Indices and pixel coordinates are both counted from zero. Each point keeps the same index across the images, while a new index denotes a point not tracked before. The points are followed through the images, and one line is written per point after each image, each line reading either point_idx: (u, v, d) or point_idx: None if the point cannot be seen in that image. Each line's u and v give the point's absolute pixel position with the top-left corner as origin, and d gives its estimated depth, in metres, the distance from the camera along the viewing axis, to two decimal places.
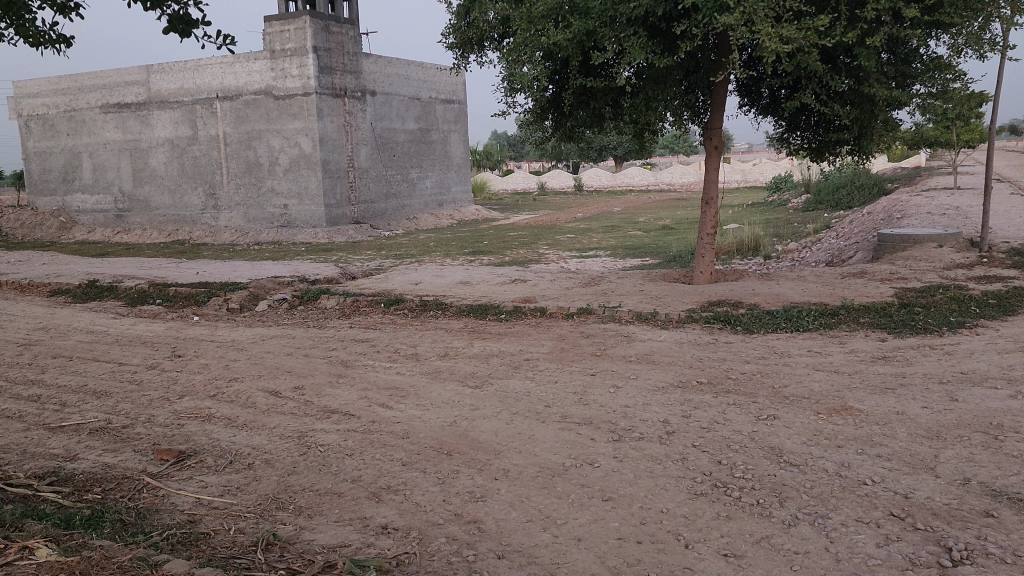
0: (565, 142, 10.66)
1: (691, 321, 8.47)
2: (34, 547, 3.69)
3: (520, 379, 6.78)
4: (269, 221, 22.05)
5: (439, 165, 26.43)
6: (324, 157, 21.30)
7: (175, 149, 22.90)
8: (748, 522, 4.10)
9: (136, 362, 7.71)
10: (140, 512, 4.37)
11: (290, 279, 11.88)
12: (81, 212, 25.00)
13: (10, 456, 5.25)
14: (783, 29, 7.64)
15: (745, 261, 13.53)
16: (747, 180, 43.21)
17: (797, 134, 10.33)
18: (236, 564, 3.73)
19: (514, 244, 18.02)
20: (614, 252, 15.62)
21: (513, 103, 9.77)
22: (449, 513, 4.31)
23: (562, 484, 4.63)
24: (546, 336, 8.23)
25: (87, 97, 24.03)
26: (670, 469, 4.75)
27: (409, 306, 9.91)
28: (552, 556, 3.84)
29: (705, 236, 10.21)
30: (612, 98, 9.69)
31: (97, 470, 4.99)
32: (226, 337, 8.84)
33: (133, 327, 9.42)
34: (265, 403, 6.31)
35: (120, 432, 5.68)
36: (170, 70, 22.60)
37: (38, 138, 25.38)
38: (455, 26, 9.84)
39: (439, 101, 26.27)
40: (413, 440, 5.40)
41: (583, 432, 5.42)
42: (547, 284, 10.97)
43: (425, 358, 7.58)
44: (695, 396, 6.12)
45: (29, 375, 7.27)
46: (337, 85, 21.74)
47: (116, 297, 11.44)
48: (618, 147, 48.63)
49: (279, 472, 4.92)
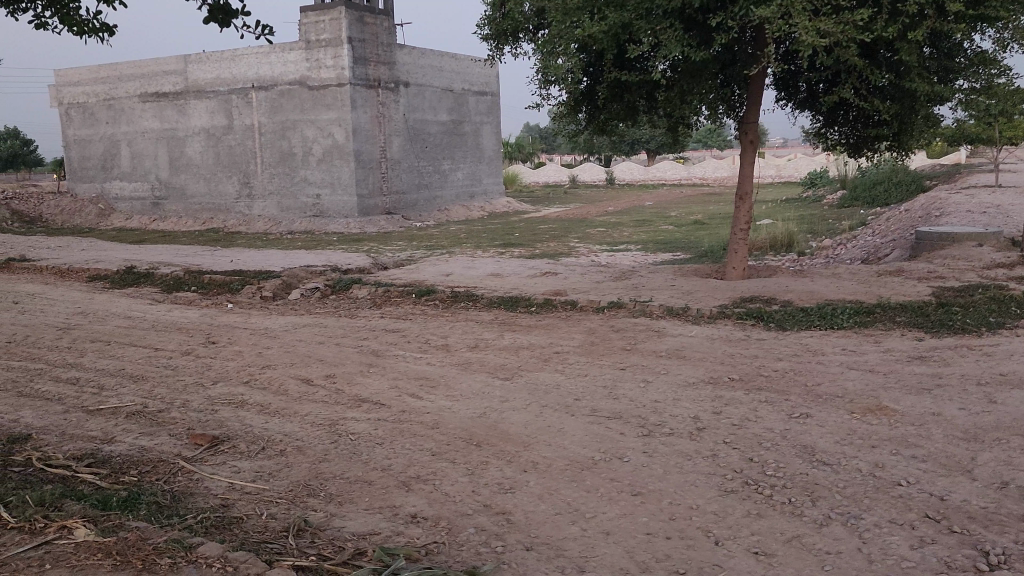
0: (598, 136, 10.52)
1: (723, 317, 8.40)
2: (74, 526, 3.77)
3: (550, 371, 6.78)
4: (302, 211, 22.19)
5: (471, 157, 26.44)
6: (357, 147, 21.43)
7: (211, 138, 23.18)
8: (779, 521, 4.06)
9: (172, 348, 7.83)
10: (175, 495, 4.45)
11: (322, 268, 11.94)
12: (119, 199, 25.32)
13: (49, 437, 5.35)
14: (822, 22, 7.56)
15: (779, 258, 13.38)
16: (781, 176, 42.68)
17: (834, 130, 10.13)
18: (268, 550, 3.79)
19: (545, 237, 17.95)
20: (645, 246, 15.53)
21: (547, 95, 9.68)
22: (478, 504, 4.33)
23: (591, 477, 4.62)
24: (577, 329, 8.21)
25: (127, 86, 24.44)
26: (701, 466, 4.72)
27: (439, 297, 9.93)
28: (581, 549, 3.84)
29: (738, 232, 10.08)
30: (647, 92, 9.60)
31: (134, 453, 5.08)
32: (258, 324, 8.95)
33: (169, 314, 9.57)
34: (298, 390, 6.37)
35: (155, 416, 5.78)
36: (207, 60, 22.90)
37: (78, 126, 25.82)
38: (490, 17, 9.74)
39: (472, 93, 26.32)
40: (443, 431, 5.42)
41: (613, 426, 5.41)
42: (578, 277, 10.92)
43: (455, 349, 7.60)
44: (727, 392, 6.07)
45: (68, 359, 7.41)
46: (371, 76, 21.83)
47: (152, 283, 11.59)
48: (651, 142, 48.30)
49: (311, 459, 4.97)
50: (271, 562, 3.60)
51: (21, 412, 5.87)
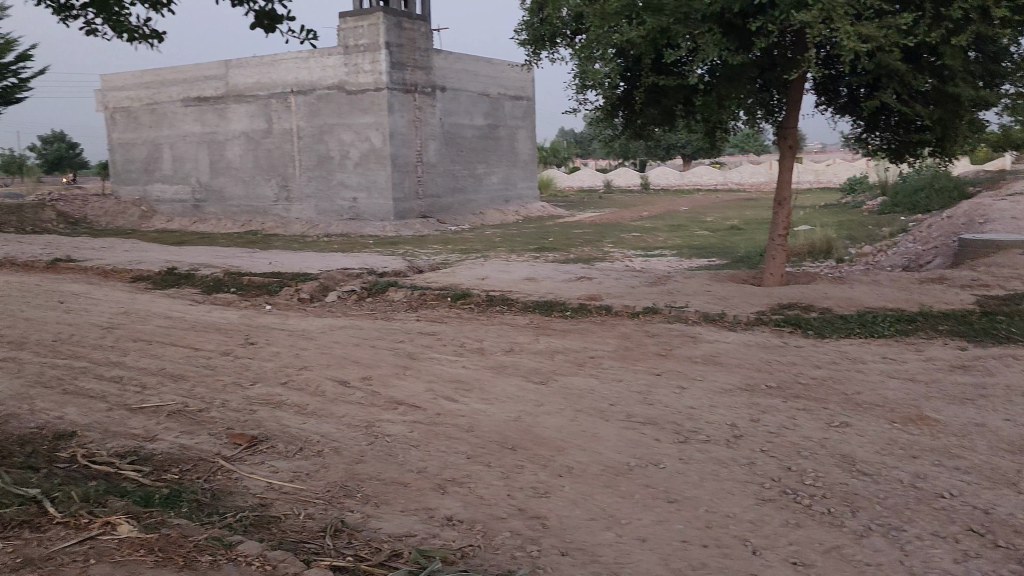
0: (635, 141, 10.44)
1: (761, 323, 8.32)
2: (117, 523, 3.85)
3: (584, 376, 6.76)
4: (338, 214, 22.39)
5: (506, 161, 26.47)
6: (393, 151, 21.60)
7: (251, 141, 23.53)
8: (817, 531, 4.01)
9: (211, 348, 7.95)
10: (215, 493, 4.52)
11: (358, 271, 12.03)
12: (161, 202, 25.76)
13: (93, 434, 5.47)
14: (863, 26, 7.49)
15: (817, 264, 13.22)
16: (820, 181, 42.14)
17: (876, 135, 9.94)
18: (306, 549, 3.83)
19: (580, 241, 17.92)
20: (681, 251, 15.42)
21: (583, 100, 9.68)
22: (513, 508, 4.33)
23: (626, 483, 4.60)
24: (611, 334, 8.18)
25: (170, 91, 24.96)
26: (737, 474, 4.68)
27: (475, 300, 9.97)
28: (615, 555, 3.83)
29: (776, 238, 9.98)
30: (684, 96, 9.52)
31: (175, 451, 5.16)
32: (295, 326, 9.05)
33: (208, 314, 9.72)
34: (334, 392, 6.44)
35: (195, 416, 5.87)
36: (248, 65, 23.30)
37: (122, 130, 26.38)
38: (528, 23, 9.76)
39: (508, 98, 26.40)
40: (478, 434, 5.44)
41: (647, 432, 5.38)
42: (613, 282, 10.88)
43: (490, 353, 7.62)
44: (763, 400, 6.01)
45: (111, 358, 7.57)
46: (408, 80, 21.99)
47: (192, 284, 11.78)
48: (687, 146, 47.97)
49: (347, 460, 5.02)
50: (308, 562, 3.65)
51: (67, 408, 6.01)
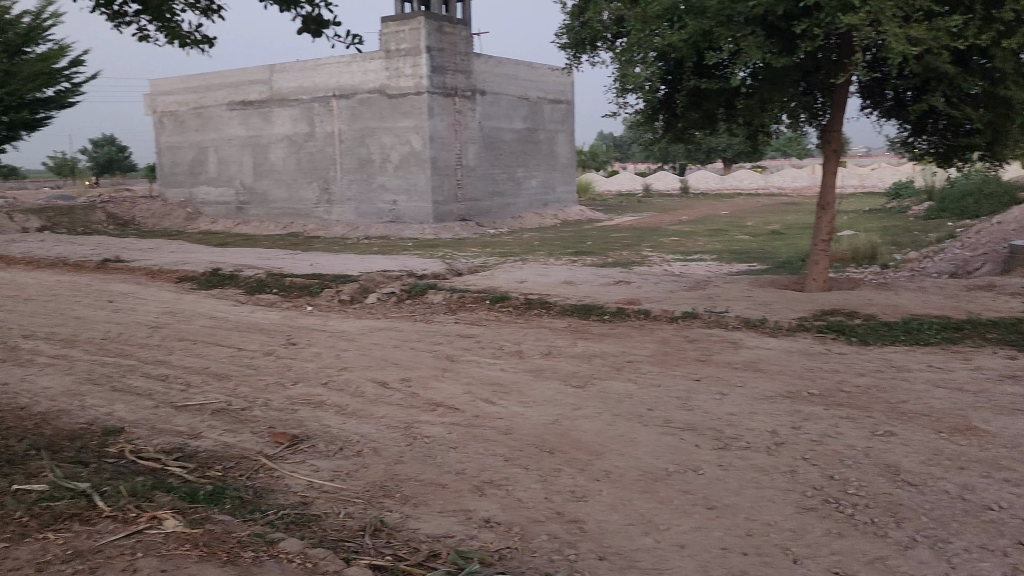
0: (675, 145, 10.35)
1: (803, 330, 8.21)
2: (163, 517, 3.94)
3: (622, 381, 6.74)
4: (378, 217, 22.59)
5: (545, 164, 26.46)
6: (433, 155, 21.74)
7: (294, 145, 23.87)
8: (861, 541, 3.94)
9: (254, 348, 8.08)
10: (257, 491, 4.60)
11: (398, 273, 12.14)
12: (205, 204, 26.22)
13: (140, 430, 5.59)
14: (912, 29, 7.43)
15: (861, 270, 13.00)
16: (864, 185, 41.43)
17: (923, 139, 9.75)
18: (345, 547, 3.88)
19: (618, 245, 17.85)
20: (720, 256, 15.28)
21: (623, 104, 9.64)
22: (551, 511, 4.33)
23: (665, 489, 4.58)
24: (650, 339, 8.14)
25: (216, 95, 25.44)
26: (778, 482, 4.62)
27: (513, 303, 10.00)
28: (654, 561, 3.81)
29: (819, 243, 9.84)
30: (726, 99, 9.43)
31: (219, 448, 5.26)
32: (336, 327, 9.17)
33: (251, 315, 9.89)
34: (374, 393, 6.51)
35: (238, 414, 5.98)
36: (292, 70, 23.67)
37: (169, 133, 26.94)
38: (568, 26, 9.75)
39: (548, 102, 26.43)
40: (515, 436, 5.46)
41: (686, 438, 5.34)
42: (652, 286, 10.82)
43: (528, 356, 7.63)
44: (805, 407, 5.93)
45: (157, 356, 7.74)
46: (448, 84, 22.11)
47: (236, 285, 11.99)
48: (727, 151, 47.50)
49: (386, 461, 5.06)
50: (348, 560, 3.69)
51: (115, 405, 6.15)
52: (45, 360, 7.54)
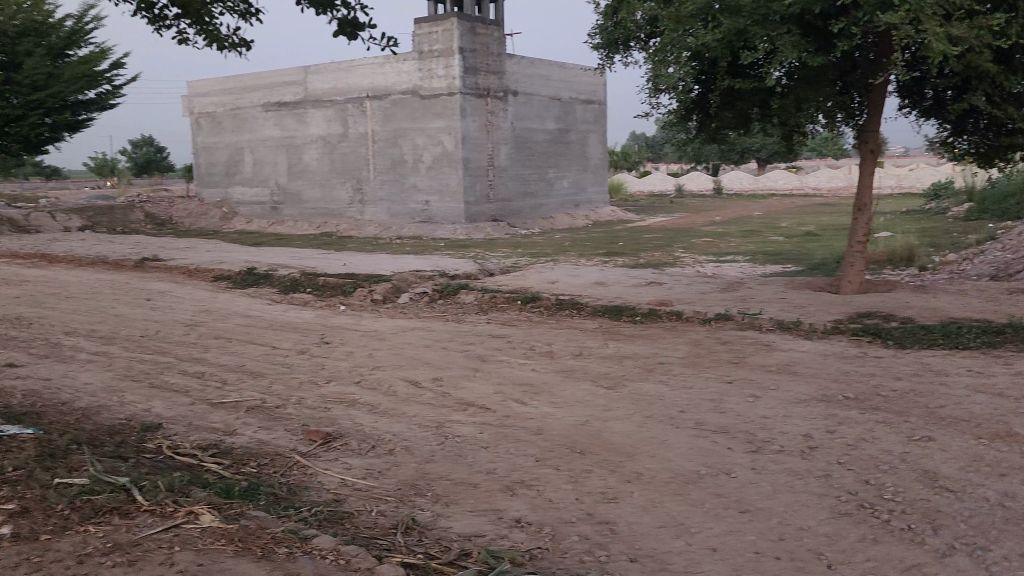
0: (709, 145, 10.26)
1: (838, 333, 8.10)
2: (200, 512, 4.01)
3: (653, 382, 6.71)
4: (411, 217, 22.72)
5: (577, 165, 26.41)
6: (465, 155, 21.81)
7: (327, 145, 24.10)
8: (897, 547, 3.88)
9: (288, 346, 8.18)
10: (291, 488, 4.65)
11: (430, 273, 12.19)
12: (241, 204, 26.55)
13: (177, 427, 5.69)
14: (952, 27, 7.33)
15: (898, 272, 12.80)
16: (902, 186, 40.73)
17: (963, 139, 9.57)
18: (377, 545, 3.91)
19: (650, 246, 17.75)
20: (754, 258, 15.13)
21: (656, 104, 9.58)
22: (582, 512, 4.33)
23: (696, 492, 4.55)
24: (682, 341, 8.09)
25: (252, 97, 25.77)
26: (812, 486, 4.57)
27: (545, 304, 10.00)
28: (685, 564, 3.79)
29: (855, 244, 9.69)
30: (760, 99, 9.33)
31: (254, 445, 5.34)
32: (369, 326, 9.25)
33: (285, 313, 10.01)
34: (406, 392, 6.55)
35: (273, 412, 6.05)
36: (326, 71, 23.89)
37: (206, 134, 27.34)
38: (601, 26, 9.73)
39: (580, 102, 26.39)
40: (546, 437, 5.46)
41: (719, 441, 5.30)
42: (684, 288, 10.76)
43: (559, 356, 7.63)
44: (840, 411, 5.85)
45: (194, 354, 7.87)
46: (481, 85, 22.16)
47: (271, 284, 12.14)
48: (762, 151, 47.02)
49: (418, 460, 5.09)
50: (380, 558, 3.72)
51: (153, 402, 6.26)
52: (86, 357, 7.70)
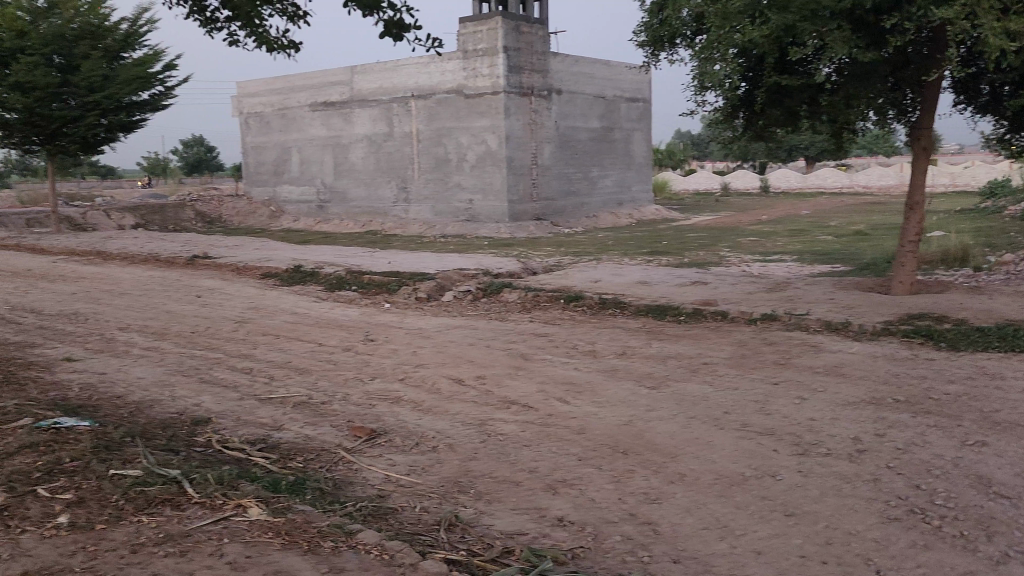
0: (755, 143, 10.11)
1: (888, 334, 7.94)
2: (248, 505, 4.09)
3: (698, 383, 6.64)
4: (455, 215, 22.84)
5: (621, 163, 26.27)
6: (509, 154, 21.82)
7: (373, 145, 24.34)
8: (948, 554, 3.80)
9: (334, 343, 8.29)
10: (336, 483, 4.72)
11: (473, 272, 12.24)
12: (288, 202, 26.95)
13: (226, 421, 5.81)
14: (1010, 22, 7.11)
15: (951, 273, 12.48)
16: (956, 184, 39.65)
17: (1021, 135, 9.29)
18: (420, 541, 3.94)
19: (695, 245, 17.57)
20: (802, 257, 14.88)
21: (702, 102, 9.46)
22: (624, 512, 4.31)
23: (741, 493, 4.50)
24: (727, 341, 8.00)
25: (299, 97, 26.16)
26: (860, 490, 4.49)
27: (588, 303, 9.97)
28: (730, 566, 3.76)
29: (907, 243, 9.46)
30: (809, 96, 9.15)
31: (300, 441, 5.42)
32: (413, 324, 9.33)
33: (332, 311, 10.14)
34: (449, 390, 6.60)
35: (319, 408, 6.14)
36: (372, 71, 24.13)
37: (254, 134, 27.82)
38: (647, 24, 9.66)
39: (624, 100, 26.24)
40: (589, 436, 5.44)
41: (764, 443, 5.24)
42: (729, 287, 10.63)
43: (602, 355, 7.61)
44: (889, 414, 5.73)
45: (243, 350, 8.02)
46: (525, 84, 22.15)
47: (317, 282, 12.31)
48: (810, 148, 46.20)
49: (461, 457, 5.13)
50: (423, 553, 3.75)
51: (203, 396, 6.40)
52: (139, 352, 7.90)
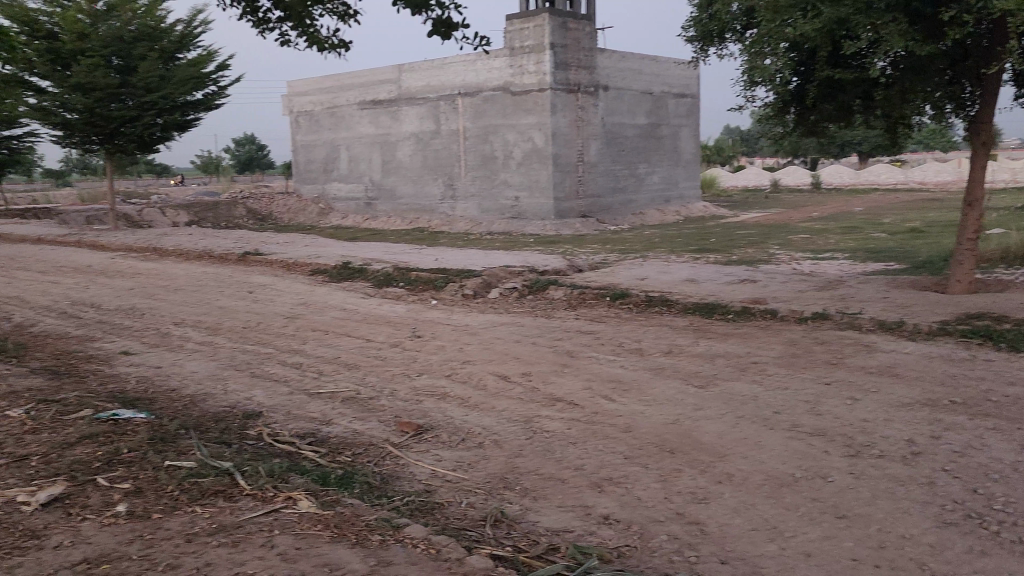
0: (807, 138, 9.87)
1: (944, 334, 7.73)
2: (298, 498, 4.17)
3: (747, 382, 6.56)
4: (501, 213, 22.89)
5: (668, 160, 26.02)
6: (555, 151, 21.78)
7: (420, 142, 24.53)
8: (1007, 560, 3.70)
9: (382, 339, 8.38)
10: (384, 477, 4.77)
11: (520, 269, 12.26)
12: (337, 200, 27.31)
13: (276, 415, 5.92)
14: None
15: (1012, 271, 12.10)
16: (1017, 180, 38.38)
17: None
18: (467, 536, 3.97)
19: (743, 243, 17.33)
20: (854, 255, 14.60)
21: (751, 97, 9.31)
22: (671, 511, 4.28)
23: (791, 495, 4.44)
24: (777, 339, 7.89)
25: (348, 95, 26.48)
26: (915, 493, 4.39)
27: (634, 300, 9.92)
28: (779, 568, 3.71)
29: (965, 241, 9.19)
30: (863, 90, 8.94)
31: (349, 435, 5.50)
32: (460, 320, 9.39)
33: (379, 307, 10.26)
34: (496, 386, 6.62)
35: (367, 403, 6.22)
36: (419, 69, 24.31)
37: (304, 132, 28.25)
38: (696, 18, 9.56)
39: (672, 95, 25.99)
40: (635, 435, 5.41)
41: (815, 444, 5.15)
42: (779, 285, 10.47)
43: (649, 353, 7.55)
44: (946, 417, 5.59)
45: (293, 345, 8.16)
46: (572, 80, 22.08)
47: (365, 278, 12.46)
48: (864, 143, 45.19)
49: (507, 454, 5.14)
50: (469, 549, 3.78)
51: (255, 390, 6.53)
52: (193, 346, 8.09)
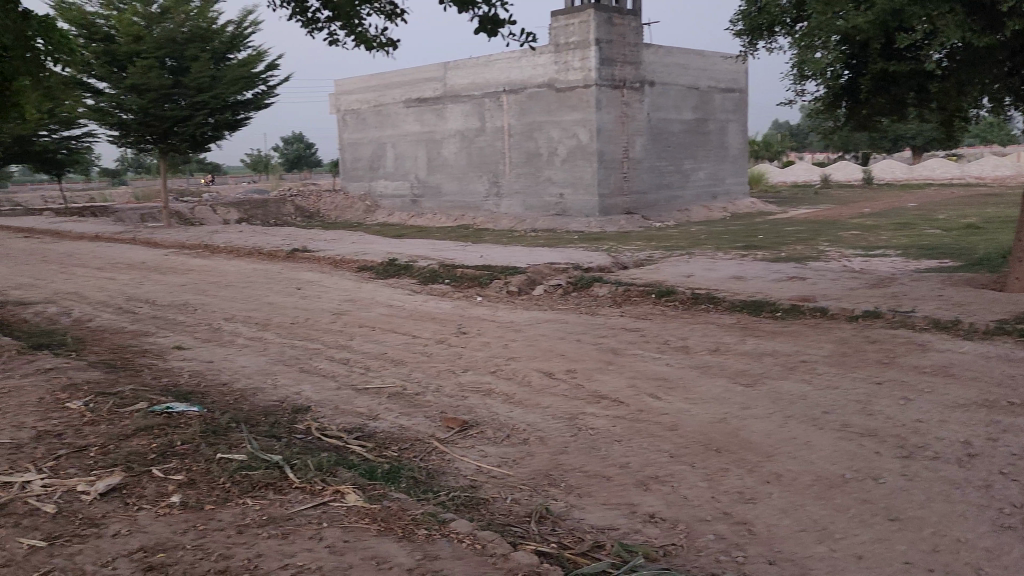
0: (858, 133, 9.65)
1: (1002, 334, 7.51)
2: (345, 491, 4.23)
3: (796, 381, 6.46)
4: (545, 210, 22.86)
5: (715, 156, 25.71)
6: (600, 147, 21.68)
7: (465, 140, 24.62)
8: None
9: (427, 336, 8.45)
10: (429, 472, 4.81)
11: (564, 265, 12.25)
12: (383, 197, 27.55)
13: (324, 410, 6.00)
14: None
15: None
16: None
17: None
18: (511, 532, 3.98)
19: (791, 239, 17.04)
20: (906, 252, 14.26)
21: (801, 91, 9.14)
22: (718, 510, 4.25)
23: (841, 496, 4.36)
24: (826, 338, 7.75)
25: (394, 93, 26.70)
26: (970, 497, 4.28)
27: (680, 298, 9.83)
28: (829, 570, 3.65)
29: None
30: (919, 83, 8.70)
31: (395, 430, 5.56)
32: (505, 317, 9.41)
33: (425, 304, 10.33)
34: (540, 383, 6.63)
35: (412, 399, 6.27)
36: (464, 67, 24.40)
37: (351, 131, 28.56)
38: (745, 12, 9.42)
39: (719, 90, 25.68)
40: (681, 433, 5.37)
41: (866, 444, 5.05)
42: (829, 283, 10.27)
43: (695, 352, 7.48)
44: (1004, 418, 5.43)
45: (340, 341, 8.27)
46: (617, 76, 21.95)
47: (411, 275, 12.56)
48: (918, 138, 44.10)
49: (552, 450, 5.14)
50: (515, 545, 3.79)
51: (303, 385, 6.64)
52: (243, 341, 8.24)
